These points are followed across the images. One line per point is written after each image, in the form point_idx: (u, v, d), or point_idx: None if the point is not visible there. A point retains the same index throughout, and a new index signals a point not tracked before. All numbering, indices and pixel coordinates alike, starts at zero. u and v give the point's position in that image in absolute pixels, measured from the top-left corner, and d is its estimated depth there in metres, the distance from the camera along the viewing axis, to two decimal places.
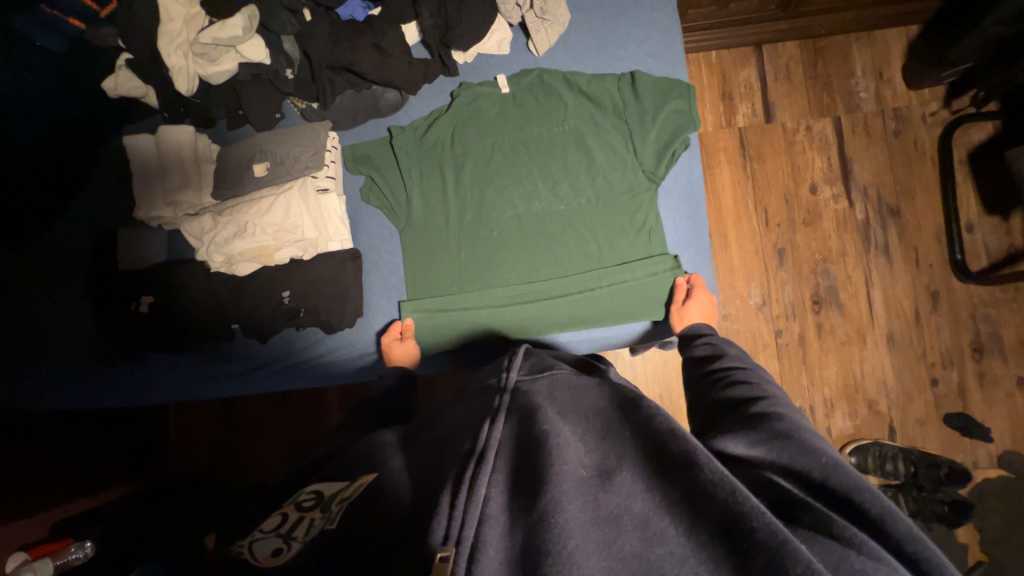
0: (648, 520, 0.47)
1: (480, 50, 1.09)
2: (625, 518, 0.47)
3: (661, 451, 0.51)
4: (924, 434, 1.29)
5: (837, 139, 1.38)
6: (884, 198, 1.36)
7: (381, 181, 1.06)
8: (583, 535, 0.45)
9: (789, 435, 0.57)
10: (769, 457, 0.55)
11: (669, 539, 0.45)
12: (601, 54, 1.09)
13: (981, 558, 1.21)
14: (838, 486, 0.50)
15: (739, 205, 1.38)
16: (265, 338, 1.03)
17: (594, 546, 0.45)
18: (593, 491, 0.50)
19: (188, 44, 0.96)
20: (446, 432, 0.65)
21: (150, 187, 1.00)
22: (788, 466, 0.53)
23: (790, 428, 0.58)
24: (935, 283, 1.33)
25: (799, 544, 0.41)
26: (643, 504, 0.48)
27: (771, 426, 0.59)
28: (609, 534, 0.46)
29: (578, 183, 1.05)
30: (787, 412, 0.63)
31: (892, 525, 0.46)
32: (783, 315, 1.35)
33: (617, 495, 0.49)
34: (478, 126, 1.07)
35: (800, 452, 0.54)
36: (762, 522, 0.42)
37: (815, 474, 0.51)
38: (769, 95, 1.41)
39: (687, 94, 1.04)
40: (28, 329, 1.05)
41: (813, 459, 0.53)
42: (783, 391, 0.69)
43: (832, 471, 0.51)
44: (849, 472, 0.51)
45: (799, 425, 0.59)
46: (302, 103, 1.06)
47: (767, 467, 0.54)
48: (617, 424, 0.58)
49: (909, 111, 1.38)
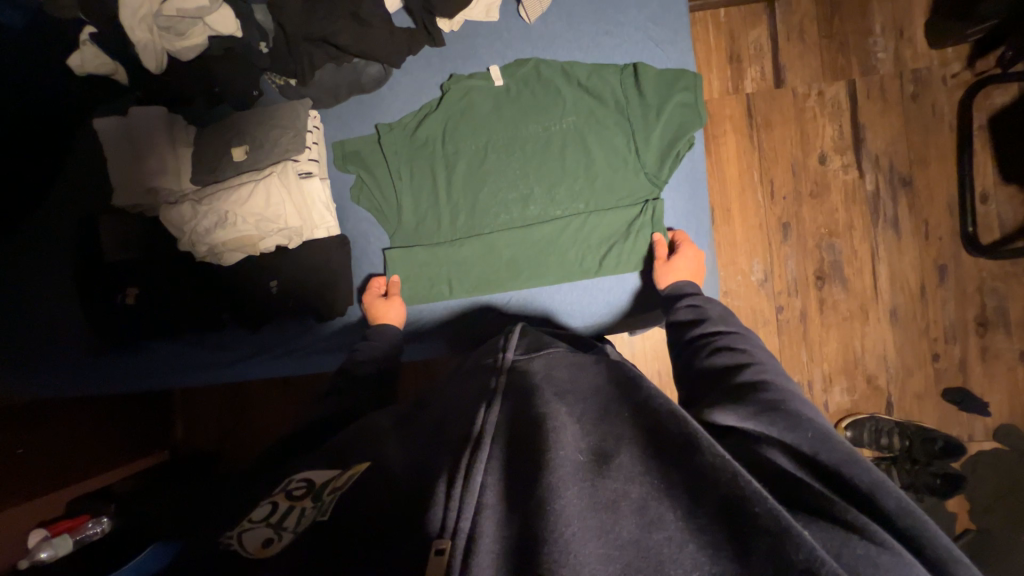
0: (646, 505, 0.46)
1: (468, 17, 1.01)
2: (622, 503, 0.46)
3: (659, 434, 0.51)
4: (922, 408, 1.29)
5: (850, 105, 1.31)
6: (896, 168, 1.30)
7: (370, 181, 1.02)
8: (580, 521, 0.44)
9: (779, 407, 0.58)
10: (763, 430, 0.55)
11: (668, 524, 0.44)
12: (598, 19, 1.02)
13: (969, 526, 1.24)
14: (829, 463, 0.49)
15: (744, 178, 1.33)
16: (259, 327, 1.03)
17: (592, 533, 0.44)
18: (590, 476, 0.49)
19: (153, 17, 0.90)
20: (442, 416, 0.65)
21: (125, 173, 0.94)
22: (781, 440, 0.53)
23: (779, 400, 0.59)
24: (943, 256, 1.30)
25: (803, 530, 0.40)
26: (641, 488, 0.47)
27: (759, 402, 0.59)
28: (607, 520, 0.45)
29: (577, 187, 1.00)
30: (778, 380, 0.64)
31: (882, 500, 0.45)
32: (784, 291, 1.32)
33: (613, 480, 0.48)
34: (470, 122, 1.01)
35: (793, 426, 0.54)
36: (764, 506, 0.41)
37: (806, 449, 0.52)
38: (780, 57, 1.32)
39: (694, 86, 0.98)
40: (31, 315, 1.06)
41: (804, 433, 0.53)
42: (771, 355, 0.71)
43: (823, 444, 0.51)
44: (839, 443, 0.51)
45: (789, 394, 0.61)
46: (280, 78, 1.00)
47: (767, 444, 0.54)
48: (615, 407, 0.58)
49: (929, 72, 1.29)
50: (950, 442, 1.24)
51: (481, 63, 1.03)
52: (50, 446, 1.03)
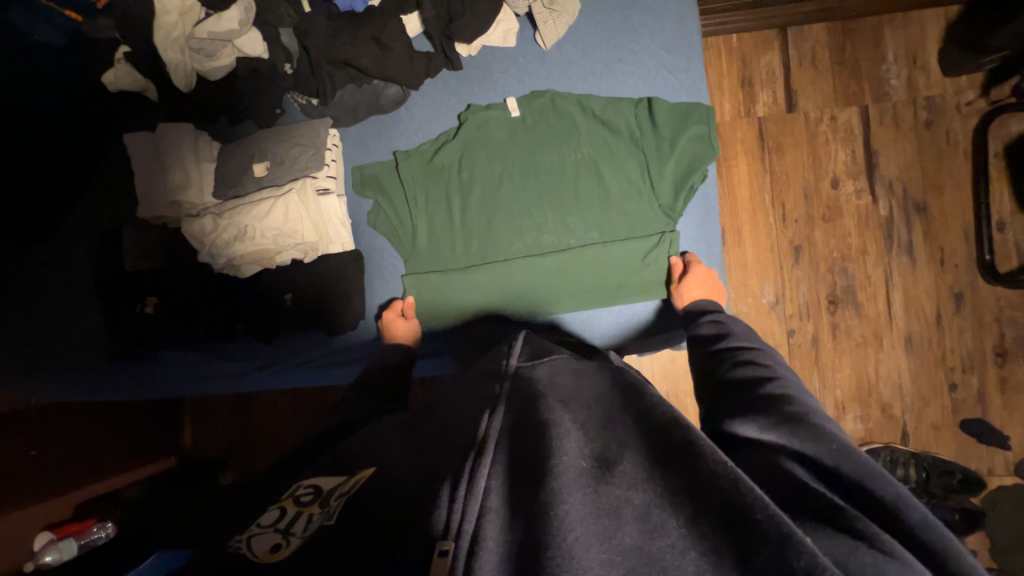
0: (649, 511, 0.45)
1: (485, 43, 1.04)
2: (625, 510, 0.46)
3: (662, 438, 0.52)
4: (939, 439, 1.26)
5: (863, 130, 1.31)
6: (911, 194, 1.29)
7: (388, 206, 1.04)
8: (583, 526, 0.44)
9: (801, 419, 0.58)
10: (780, 441, 0.55)
11: (670, 531, 0.43)
12: (613, 47, 1.04)
13: (990, 565, 1.19)
14: (851, 474, 0.49)
15: (756, 200, 1.33)
16: (270, 339, 1.04)
17: (593, 539, 0.43)
18: (592, 483, 0.48)
19: (185, 39, 0.94)
20: (447, 422, 0.67)
21: (151, 186, 0.98)
22: (800, 452, 0.53)
23: (800, 412, 0.59)
24: (960, 284, 1.28)
25: (806, 538, 0.39)
26: (643, 495, 0.47)
27: (781, 414, 0.59)
28: (609, 526, 0.44)
29: (590, 217, 1.01)
30: (800, 396, 0.64)
31: (906, 511, 0.45)
32: (796, 314, 1.31)
33: (616, 487, 0.48)
34: (485, 148, 1.03)
35: (813, 438, 0.54)
36: (768, 514, 0.41)
37: (829, 460, 0.51)
38: (792, 82, 1.33)
39: (707, 118, 0.99)
40: (52, 317, 1.08)
41: (825, 445, 0.52)
42: (793, 371, 0.71)
43: (845, 456, 0.50)
44: (862, 457, 0.50)
45: (810, 408, 0.61)
46: (303, 98, 1.03)
47: (783, 452, 0.53)
48: (618, 416, 0.59)
49: (943, 99, 1.30)
50: (970, 476, 1.21)
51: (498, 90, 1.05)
52: (63, 450, 1.04)
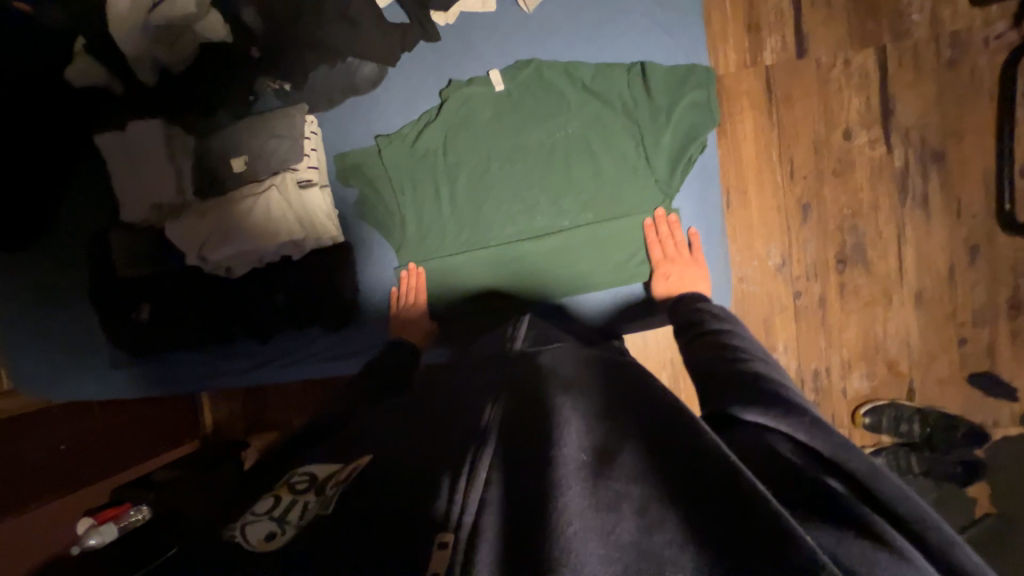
0: (647, 506, 0.45)
1: (462, 9, 0.96)
2: (623, 504, 0.46)
3: (655, 427, 0.53)
4: (946, 394, 1.26)
5: (879, 74, 1.22)
6: (928, 142, 1.22)
7: (374, 196, 1.01)
8: (583, 519, 0.44)
9: (795, 407, 0.55)
10: (782, 426, 0.53)
11: (669, 526, 0.43)
12: (601, 6, 0.96)
13: (989, 511, 1.23)
14: (852, 469, 0.47)
15: (762, 157, 1.26)
16: (267, 338, 1.05)
17: (592, 533, 0.43)
18: (591, 477, 0.49)
19: (143, 29, 0.89)
20: (449, 399, 0.72)
21: (128, 189, 0.96)
22: (796, 439, 0.52)
23: (779, 390, 0.58)
24: (975, 237, 1.22)
25: (808, 535, 0.38)
26: (642, 489, 0.47)
27: (778, 401, 0.56)
28: (608, 521, 0.45)
29: (584, 196, 0.97)
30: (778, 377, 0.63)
31: (902, 505, 0.44)
32: (803, 276, 1.28)
33: (615, 482, 0.48)
34: (470, 130, 0.98)
35: (816, 429, 0.52)
36: (768, 508, 0.40)
37: (824, 452, 0.50)
38: (803, 24, 1.23)
39: (706, 82, 0.94)
40: (60, 319, 1.11)
41: (824, 433, 0.51)
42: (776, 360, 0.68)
43: (840, 446, 0.50)
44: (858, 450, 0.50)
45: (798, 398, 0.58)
46: (273, 82, 0.97)
47: (780, 438, 0.53)
48: (612, 404, 0.59)
49: (969, 33, 1.19)
50: (972, 429, 1.24)
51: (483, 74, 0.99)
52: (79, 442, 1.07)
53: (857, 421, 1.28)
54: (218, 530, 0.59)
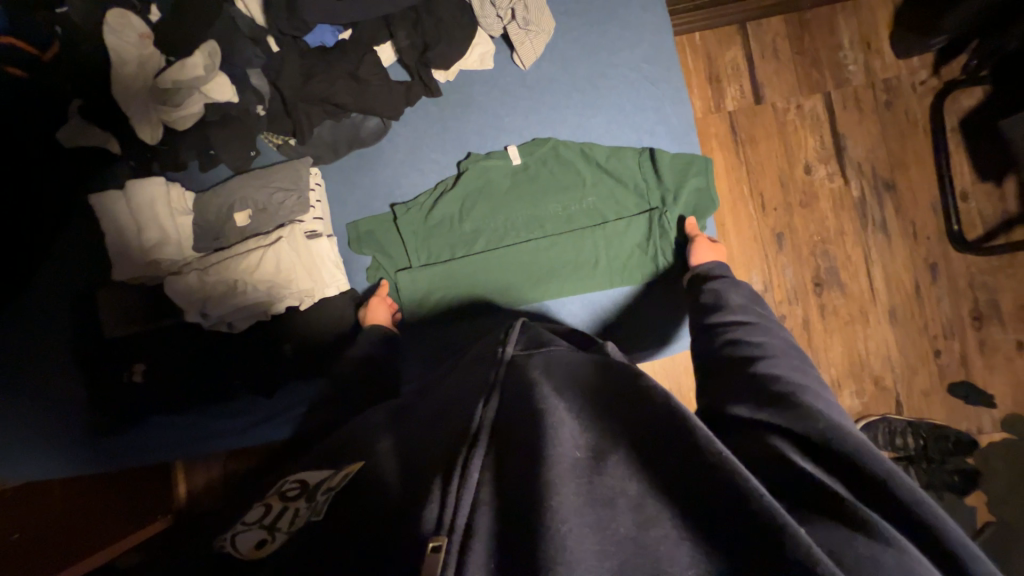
0: (643, 502, 0.43)
1: (462, 67, 1.03)
2: (618, 501, 0.44)
3: (650, 423, 0.47)
4: (931, 405, 1.31)
5: (828, 115, 1.36)
6: (879, 173, 1.35)
7: (386, 261, 1.03)
8: (577, 518, 0.42)
9: (790, 401, 0.58)
10: (771, 419, 0.56)
11: (663, 521, 0.42)
12: (593, 61, 1.05)
13: (989, 519, 1.26)
14: (844, 447, 0.49)
15: (735, 192, 1.36)
16: (270, 394, 1.01)
17: (588, 530, 0.41)
18: (587, 474, 0.46)
19: (150, 91, 0.91)
20: (437, 411, 0.65)
21: (126, 247, 0.94)
22: (787, 428, 0.54)
23: (789, 390, 0.60)
24: (933, 255, 1.33)
25: (802, 530, 0.37)
26: (637, 486, 0.45)
27: (775, 395, 0.60)
28: (604, 516, 0.43)
29: (600, 268, 1.01)
30: (789, 373, 0.65)
31: (897, 487, 0.45)
32: (785, 300, 1.35)
33: (610, 477, 0.45)
34: (488, 196, 1.02)
35: (800, 416, 0.54)
36: (761, 505, 0.38)
37: (816, 437, 0.51)
38: (757, 75, 1.37)
39: (705, 168, 1.02)
40: (31, 388, 1.02)
41: (815, 423, 0.52)
42: (785, 345, 0.71)
43: (834, 434, 0.50)
44: (852, 435, 0.50)
45: (802, 390, 0.61)
46: (278, 138, 1.01)
47: (773, 431, 0.54)
48: (604, 390, 0.55)
49: (899, 80, 1.35)
50: (963, 439, 1.28)
51: (494, 139, 1.05)
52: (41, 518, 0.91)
53: None
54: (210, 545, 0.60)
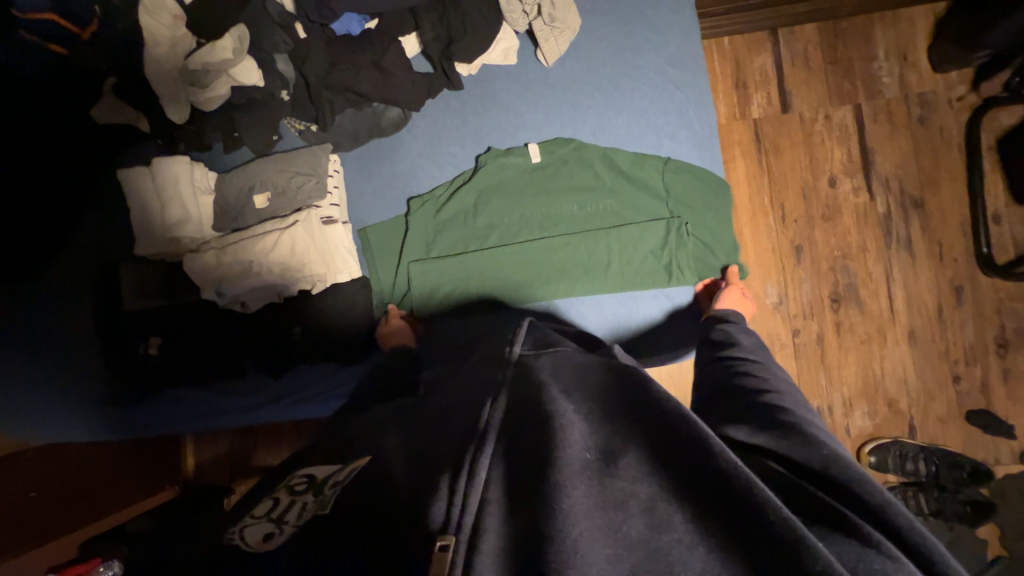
0: (654, 505, 0.43)
1: (485, 61, 1.04)
2: (630, 503, 0.43)
3: (660, 429, 0.47)
4: (946, 432, 1.27)
5: (858, 128, 1.32)
6: (908, 190, 1.30)
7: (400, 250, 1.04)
8: (588, 520, 0.41)
9: (794, 429, 0.57)
10: (769, 445, 0.55)
11: (676, 525, 0.41)
12: (617, 62, 1.04)
13: (1000, 553, 1.22)
14: (840, 476, 0.47)
15: (755, 201, 1.33)
16: (278, 373, 1.03)
17: (598, 533, 0.41)
18: (597, 476, 0.45)
19: (180, 71, 0.93)
20: (444, 407, 0.65)
21: (149, 224, 0.96)
22: (788, 456, 0.52)
23: (792, 419, 0.59)
24: (959, 277, 1.29)
25: (821, 544, 0.37)
26: (648, 488, 0.44)
27: (777, 423, 0.58)
28: (615, 519, 0.42)
29: (611, 269, 1.00)
30: (797, 409, 0.63)
31: (893, 517, 0.43)
32: (800, 314, 1.32)
33: (621, 480, 0.45)
34: (505, 194, 1.02)
35: (802, 445, 0.53)
36: (778, 516, 0.38)
37: (818, 464, 0.49)
38: (786, 83, 1.34)
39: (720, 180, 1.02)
40: (51, 358, 1.04)
41: (819, 451, 0.51)
42: (793, 386, 0.70)
43: (836, 463, 0.49)
44: (853, 466, 0.49)
45: (808, 422, 0.60)
46: (301, 124, 1.03)
47: (770, 456, 0.53)
48: (613, 394, 0.55)
49: (935, 95, 1.31)
50: (978, 469, 1.24)
51: (513, 135, 1.05)
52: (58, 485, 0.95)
53: (864, 460, 1.28)
54: (218, 535, 0.60)
